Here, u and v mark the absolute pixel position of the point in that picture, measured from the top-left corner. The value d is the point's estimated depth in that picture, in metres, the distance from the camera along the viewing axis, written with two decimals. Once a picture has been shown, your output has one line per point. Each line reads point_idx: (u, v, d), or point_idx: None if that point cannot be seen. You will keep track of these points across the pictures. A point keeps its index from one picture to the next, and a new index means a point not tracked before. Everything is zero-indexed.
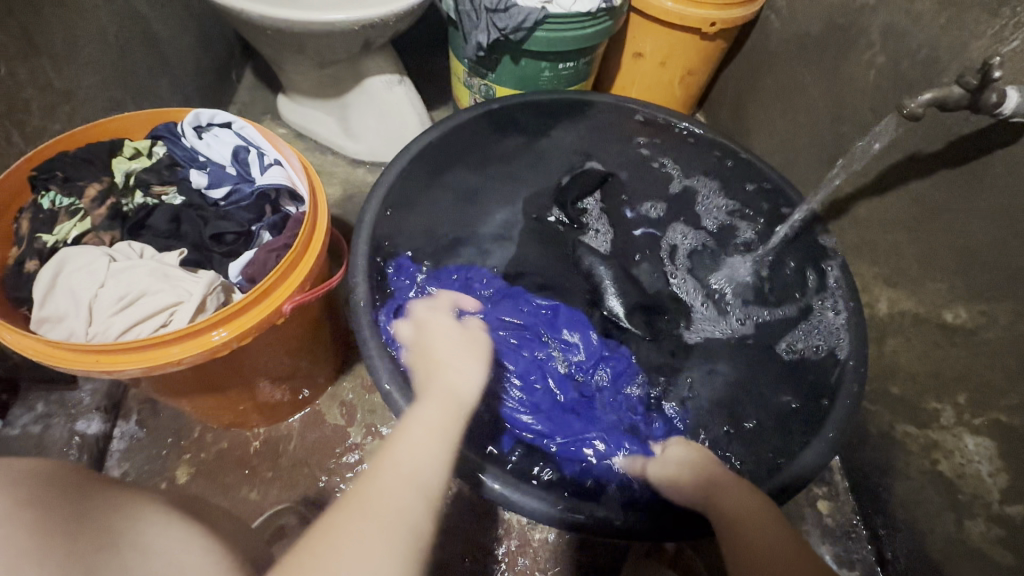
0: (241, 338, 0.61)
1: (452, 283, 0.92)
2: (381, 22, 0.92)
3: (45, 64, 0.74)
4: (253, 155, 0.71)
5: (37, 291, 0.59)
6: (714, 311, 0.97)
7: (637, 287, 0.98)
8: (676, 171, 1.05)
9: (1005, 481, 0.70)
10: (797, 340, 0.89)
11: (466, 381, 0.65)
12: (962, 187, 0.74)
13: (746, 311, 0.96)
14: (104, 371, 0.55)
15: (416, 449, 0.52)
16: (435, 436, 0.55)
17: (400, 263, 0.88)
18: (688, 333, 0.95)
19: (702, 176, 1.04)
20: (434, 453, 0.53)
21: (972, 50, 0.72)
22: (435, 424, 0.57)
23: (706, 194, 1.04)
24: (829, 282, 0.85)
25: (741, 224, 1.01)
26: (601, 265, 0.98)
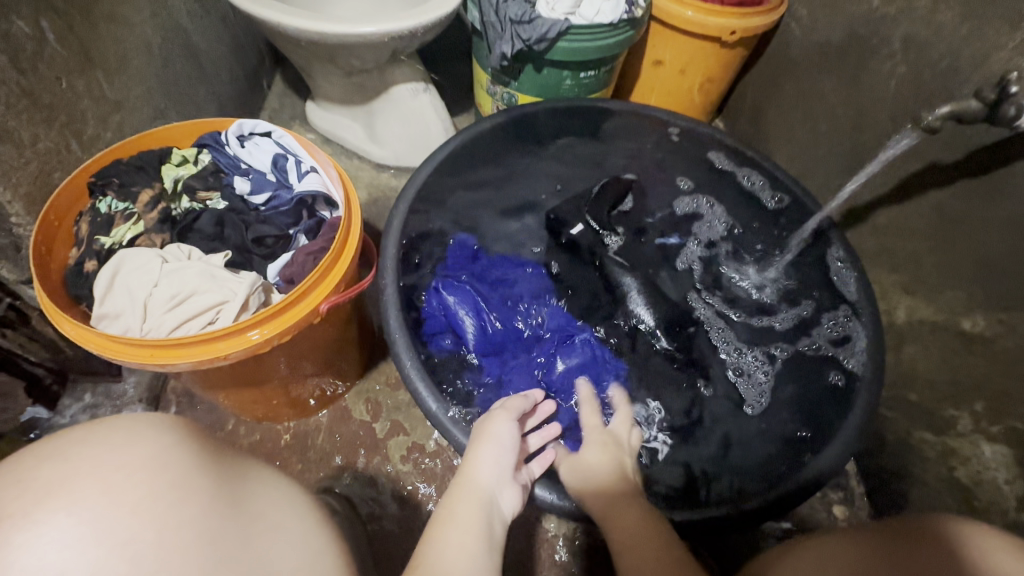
0: (281, 336, 0.64)
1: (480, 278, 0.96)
2: (410, 33, 0.96)
3: (99, 76, 0.80)
4: (291, 163, 0.75)
5: (97, 289, 0.63)
6: (743, 336, 0.95)
7: (665, 300, 0.97)
8: (721, 159, 1.03)
9: (1021, 489, 0.71)
10: (808, 344, 0.92)
11: (491, 470, 0.60)
12: (981, 196, 0.75)
13: (772, 330, 0.95)
14: (157, 365, 0.59)
15: (468, 560, 0.50)
16: (475, 544, 0.52)
17: (457, 242, 0.98)
18: (747, 406, 0.88)
19: (744, 168, 1.01)
20: (473, 561, 0.50)
21: (992, 62, 0.73)
22: (473, 529, 0.53)
23: (753, 182, 1.01)
24: (833, 265, 0.91)
25: (773, 197, 0.99)
26: (627, 276, 0.97)
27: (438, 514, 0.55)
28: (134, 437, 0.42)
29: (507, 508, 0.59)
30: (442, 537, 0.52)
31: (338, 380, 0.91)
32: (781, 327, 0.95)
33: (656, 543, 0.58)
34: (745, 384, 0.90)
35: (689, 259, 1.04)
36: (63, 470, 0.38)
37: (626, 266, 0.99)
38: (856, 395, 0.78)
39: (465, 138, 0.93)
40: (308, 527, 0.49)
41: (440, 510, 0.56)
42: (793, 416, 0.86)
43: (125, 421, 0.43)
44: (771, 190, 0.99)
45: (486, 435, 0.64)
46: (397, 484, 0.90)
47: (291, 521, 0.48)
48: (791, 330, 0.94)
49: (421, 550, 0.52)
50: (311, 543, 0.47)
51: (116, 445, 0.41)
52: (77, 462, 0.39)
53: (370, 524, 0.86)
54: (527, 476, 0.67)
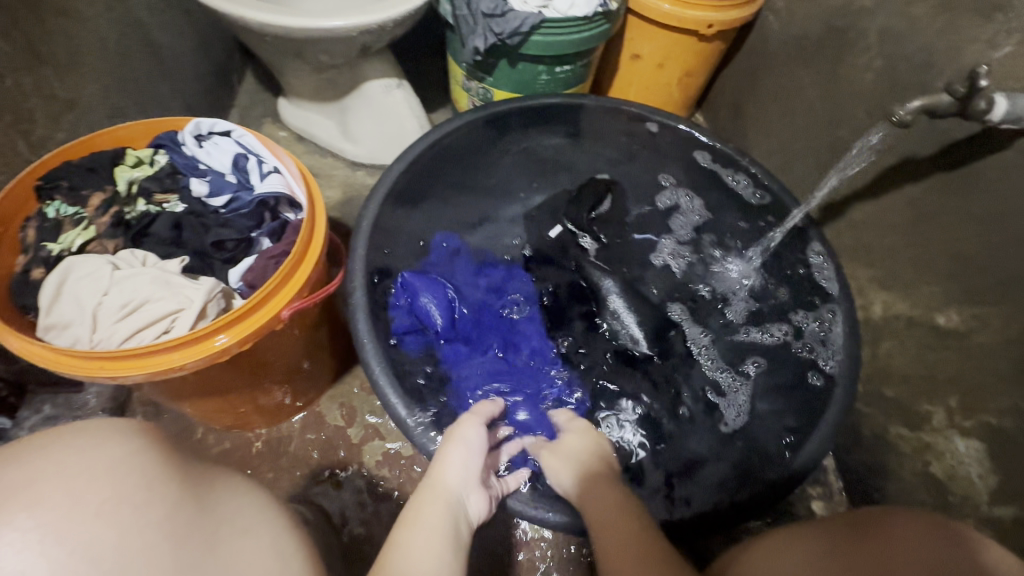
0: (242, 343, 0.62)
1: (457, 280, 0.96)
2: (380, 27, 0.93)
3: (48, 73, 0.76)
4: (252, 163, 0.72)
5: (44, 299, 0.60)
6: (721, 334, 0.95)
7: (643, 302, 0.97)
8: (705, 154, 0.99)
9: (994, 483, 0.72)
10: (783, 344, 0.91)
11: (459, 472, 0.62)
12: (955, 191, 0.75)
13: (751, 329, 0.95)
14: (108, 377, 0.57)
15: (433, 560, 0.52)
16: (441, 543, 0.54)
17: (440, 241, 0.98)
18: (723, 423, 0.86)
19: (727, 161, 0.97)
20: (437, 561, 0.52)
21: (966, 55, 0.73)
22: (439, 529, 0.56)
23: (733, 176, 0.98)
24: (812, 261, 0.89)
25: (755, 190, 0.96)
26: (605, 278, 0.98)
27: (404, 517, 0.57)
28: (84, 454, 0.39)
29: (473, 511, 0.61)
30: (407, 540, 0.54)
31: (310, 386, 0.89)
32: (756, 327, 0.95)
33: (629, 516, 0.60)
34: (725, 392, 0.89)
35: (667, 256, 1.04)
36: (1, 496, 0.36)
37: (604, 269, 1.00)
38: (832, 401, 0.77)
39: (438, 135, 0.90)
40: (275, 533, 0.47)
41: (406, 512, 0.58)
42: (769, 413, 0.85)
43: (84, 429, 0.41)
44: (754, 185, 0.95)
45: (455, 437, 0.66)
46: (372, 491, 0.88)
47: (261, 526, 0.47)
48: (768, 330, 0.94)
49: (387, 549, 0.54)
50: (278, 549, 0.46)
51: (57, 465, 0.38)
52: (11, 486, 0.36)
53: (344, 533, 0.85)
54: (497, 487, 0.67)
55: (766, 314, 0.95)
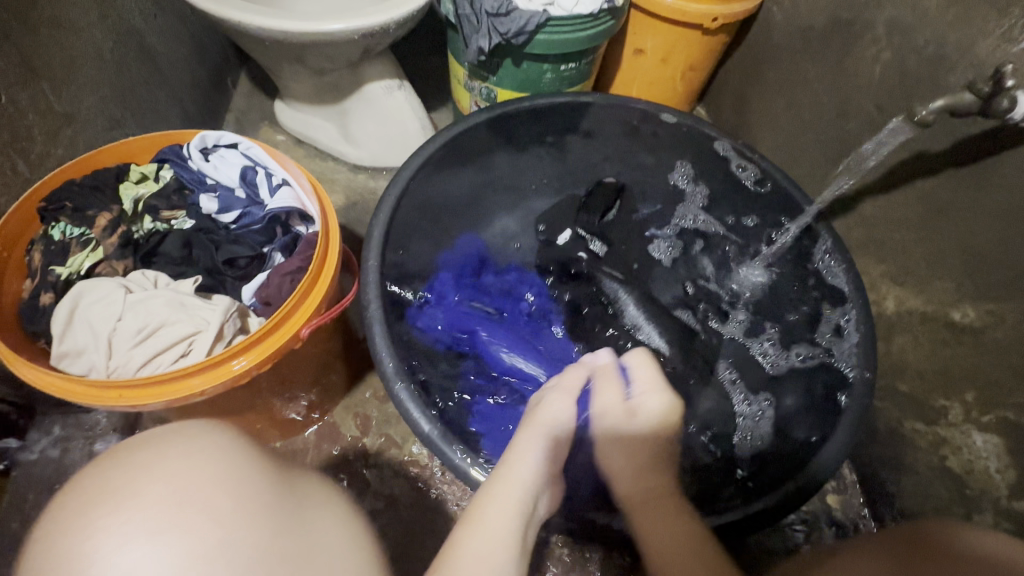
0: (262, 365, 0.60)
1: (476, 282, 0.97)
2: (381, 29, 0.91)
3: (44, 88, 0.74)
4: (261, 176, 0.70)
5: (56, 326, 0.59)
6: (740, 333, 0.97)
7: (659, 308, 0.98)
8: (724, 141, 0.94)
9: (1012, 477, 0.73)
10: (800, 351, 0.91)
11: (532, 469, 0.56)
12: (969, 186, 0.75)
13: (765, 332, 0.96)
14: (127, 405, 0.56)
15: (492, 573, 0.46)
16: (501, 547, 0.49)
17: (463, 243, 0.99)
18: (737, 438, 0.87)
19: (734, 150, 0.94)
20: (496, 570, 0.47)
21: (979, 48, 0.72)
22: (501, 534, 0.50)
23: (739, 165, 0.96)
24: (823, 257, 0.88)
25: (750, 177, 0.95)
26: (620, 288, 0.98)
27: (466, 515, 0.52)
28: (192, 442, 0.43)
29: (541, 509, 0.56)
30: (467, 541, 0.49)
31: (323, 398, 0.88)
32: (767, 329, 0.96)
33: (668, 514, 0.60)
34: (745, 403, 0.91)
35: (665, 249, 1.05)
36: (125, 477, 0.40)
37: (619, 279, 0.99)
38: (844, 410, 0.76)
39: (434, 146, 0.88)
40: (345, 513, 0.49)
41: (470, 511, 0.52)
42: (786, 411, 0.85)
43: (189, 427, 0.46)
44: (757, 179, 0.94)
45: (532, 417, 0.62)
46: (392, 501, 0.87)
47: (336, 504, 0.49)
48: (784, 334, 0.94)
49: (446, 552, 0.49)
50: (350, 523, 0.48)
51: (173, 451, 0.42)
52: (132, 469, 0.40)
53: None
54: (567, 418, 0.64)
55: (777, 314, 0.96)
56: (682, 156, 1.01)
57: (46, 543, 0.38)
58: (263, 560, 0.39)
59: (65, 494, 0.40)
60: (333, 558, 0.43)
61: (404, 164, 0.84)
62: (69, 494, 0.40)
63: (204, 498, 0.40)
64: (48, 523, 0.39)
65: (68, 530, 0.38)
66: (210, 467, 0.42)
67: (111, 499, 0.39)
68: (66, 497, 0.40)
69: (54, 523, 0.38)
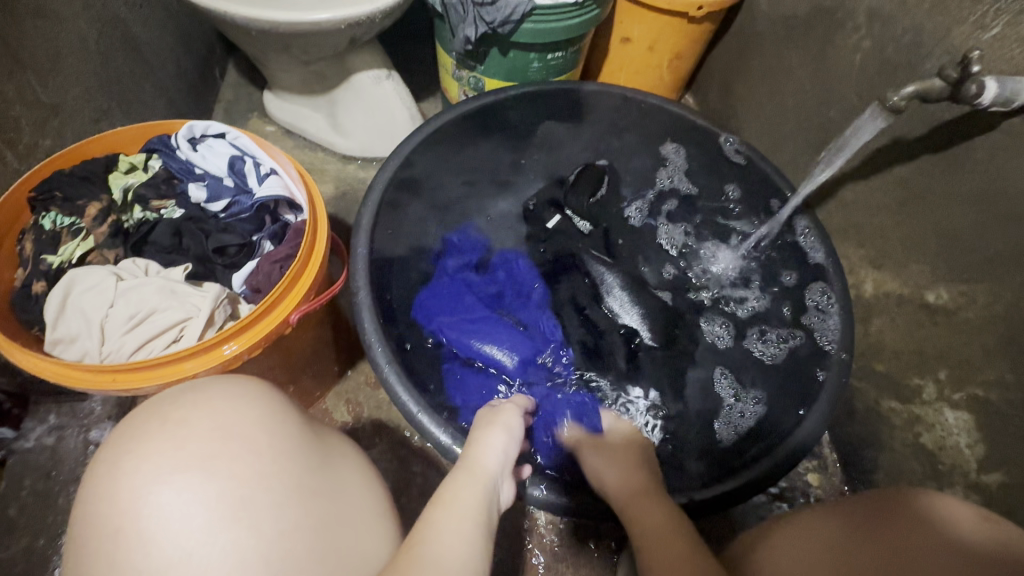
0: (252, 350, 0.62)
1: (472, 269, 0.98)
2: (367, 19, 0.91)
3: (30, 79, 0.74)
4: (249, 165, 0.71)
5: (48, 313, 0.61)
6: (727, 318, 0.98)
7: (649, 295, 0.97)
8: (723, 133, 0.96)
9: (981, 452, 0.76)
10: (772, 336, 0.94)
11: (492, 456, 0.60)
12: (943, 171, 0.77)
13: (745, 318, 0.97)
14: (121, 389, 0.57)
15: (458, 537, 0.49)
16: (467, 518, 0.51)
17: (463, 232, 1.01)
18: (722, 422, 0.88)
19: (724, 135, 0.96)
20: (463, 537, 0.49)
21: (954, 36, 0.74)
22: (467, 506, 0.53)
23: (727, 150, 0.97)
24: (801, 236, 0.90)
25: (736, 159, 0.96)
26: (609, 273, 0.98)
27: (436, 496, 0.54)
28: (234, 389, 0.51)
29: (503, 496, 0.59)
30: (438, 517, 0.51)
31: (315, 383, 0.89)
32: (746, 314, 0.97)
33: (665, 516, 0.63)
34: (734, 400, 0.90)
35: (636, 210, 1.08)
36: (180, 412, 0.48)
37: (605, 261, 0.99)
38: (823, 388, 0.79)
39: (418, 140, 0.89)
40: (365, 472, 0.56)
41: (440, 492, 0.55)
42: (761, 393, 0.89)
43: (236, 378, 0.54)
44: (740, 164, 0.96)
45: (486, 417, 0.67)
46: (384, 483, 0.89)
47: (357, 457, 0.57)
48: (768, 320, 0.95)
49: (418, 523, 0.51)
50: (368, 480, 0.55)
51: (218, 395, 0.50)
52: (186, 407, 0.49)
53: None
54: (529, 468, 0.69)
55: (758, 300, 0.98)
56: (671, 138, 1.02)
57: (115, 459, 0.46)
58: (292, 489, 0.47)
59: (132, 422, 0.48)
60: (349, 498, 0.50)
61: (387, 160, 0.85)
62: (134, 422, 0.48)
63: (246, 434, 0.48)
64: (118, 446, 0.47)
65: (135, 449, 0.46)
66: (249, 409, 0.50)
67: (169, 428, 0.47)
68: (132, 424, 0.48)
69: (123, 441, 0.47)
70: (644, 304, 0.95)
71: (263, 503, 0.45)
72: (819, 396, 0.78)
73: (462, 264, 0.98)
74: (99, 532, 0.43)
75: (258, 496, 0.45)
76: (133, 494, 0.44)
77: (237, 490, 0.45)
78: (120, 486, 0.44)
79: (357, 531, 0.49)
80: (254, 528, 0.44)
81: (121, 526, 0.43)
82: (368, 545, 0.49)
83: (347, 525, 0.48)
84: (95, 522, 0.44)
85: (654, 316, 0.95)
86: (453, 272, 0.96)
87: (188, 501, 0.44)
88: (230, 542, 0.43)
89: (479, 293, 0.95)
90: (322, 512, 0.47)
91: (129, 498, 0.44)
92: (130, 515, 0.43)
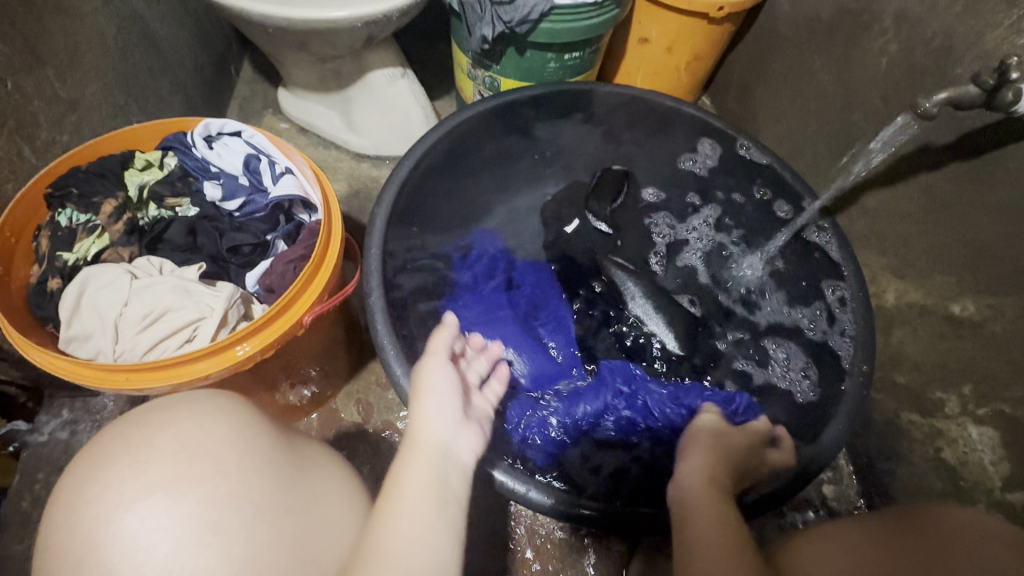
0: (265, 351, 0.61)
1: (487, 270, 0.98)
2: (384, 17, 0.90)
3: (49, 74, 0.74)
4: (265, 164, 0.70)
5: (63, 311, 0.61)
6: (744, 326, 0.96)
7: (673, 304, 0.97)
8: (744, 139, 0.93)
9: (1006, 470, 0.74)
10: (800, 364, 0.90)
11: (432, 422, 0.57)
12: (972, 180, 0.74)
13: (773, 339, 0.94)
14: (134, 389, 0.57)
15: (417, 532, 0.48)
16: (425, 506, 0.50)
17: (479, 235, 1.01)
18: None
19: (744, 138, 0.93)
20: (428, 526, 0.49)
21: (987, 41, 0.71)
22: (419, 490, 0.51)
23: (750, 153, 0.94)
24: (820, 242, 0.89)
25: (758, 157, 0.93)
26: (629, 279, 0.97)
27: (386, 486, 0.52)
28: (198, 404, 0.49)
29: (465, 456, 0.57)
30: (392, 510, 0.49)
31: (327, 383, 0.89)
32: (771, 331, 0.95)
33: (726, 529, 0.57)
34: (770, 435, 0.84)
35: (654, 193, 1.07)
36: (142, 434, 0.46)
37: (628, 268, 0.99)
38: (843, 398, 0.77)
39: (427, 146, 0.87)
40: (342, 482, 0.55)
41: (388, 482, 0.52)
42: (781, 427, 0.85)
43: (197, 391, 0.52)
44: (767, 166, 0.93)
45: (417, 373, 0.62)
46: None
47: (333, 466, 0.56)
48: (798, 342, 0.91)
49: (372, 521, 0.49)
50: (345, 491, 0.54)
51: (184, 412, 0.48)
52: (147, 428, 0.46)
53: None
54: (483, 409, 0.64)
55: (783, 313, 0.95)
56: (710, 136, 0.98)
57: (76, 488, 0.44)
58: (265, 506, 0.46)
59: (96, 446, 0.46)
60: (324, 513, 0.49)
61: (390, 176, 0.83)
62: (95, 446, 0.46)
63: (213, 454, 0.46)
64: (75, 476, 0.45)
65: (96, 476, 0.44)
66: (216, 426, 0.47)
67: (130, 451, 0.45)
68: (94, 449, 0.46)
69: (84, 468, 0.44)
70: (666, 316, 0.94)
71: (234, 524, 0.44)
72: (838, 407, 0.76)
73: (476, 266, 0.97)
74: (63, 560, 0.42)
75: (230, 518, 0.44)
76: (97, 522, 0.42)
77: (207, 512, 0.43)
78: (82, 514, 0.42)
79: (335, 546, 0.48)
80: (224, 551, 0.43)
81: (85, 554, 0.41)
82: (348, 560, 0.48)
83: (324, 539, 0.48)
84: (60, 552, 0.42)
85: (676, 328, 0.94)
86: (470, 273, 0.96)
87: (154, 527, 0.42)
88: (202, 566, 0.42)
89: (496, 294, 0.96)
90: (296, 530, 0.46)
91: (92, 528, 0.42)
92: (94, 543, 0.41)
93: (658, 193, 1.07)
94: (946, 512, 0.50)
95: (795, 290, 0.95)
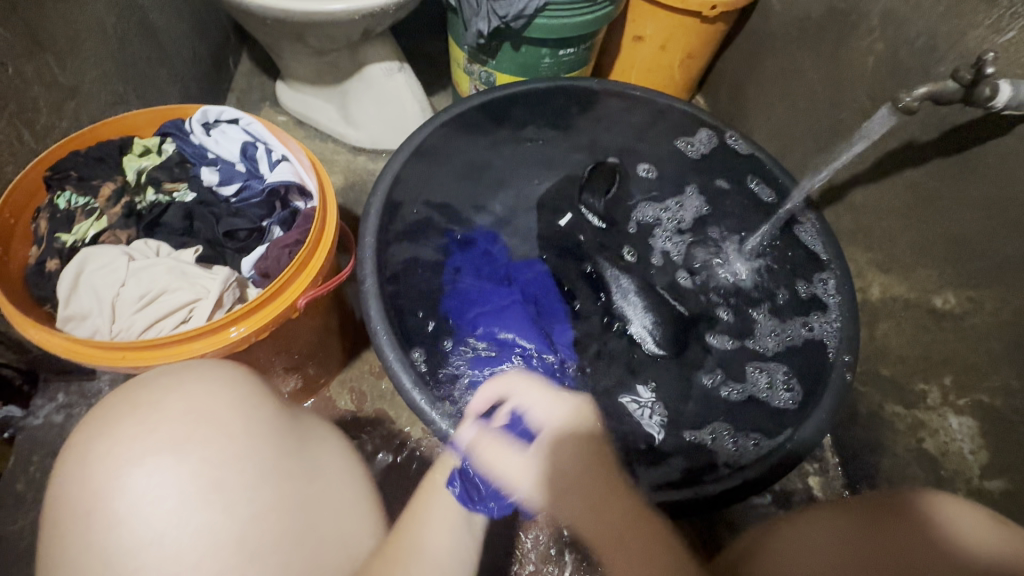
0: (259, 332, 0.63)
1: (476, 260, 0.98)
2: (382, 11, 0.92)
3: (49, 60, 0.75)
4: (262, 151, 0.72)
5: (61, 290, 0.62)
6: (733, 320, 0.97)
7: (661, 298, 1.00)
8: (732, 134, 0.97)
9: (984, 459, 0.76)
10: (778, 377, 0.89)
11: None
12: (954, 175, 0.76)
13: (758, 361, 0.92)
14: (131, 366, 0.58)
15: None
16: None
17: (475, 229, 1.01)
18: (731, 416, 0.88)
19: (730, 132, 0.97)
20: None
21: (968, 40, 0.73)
22: None
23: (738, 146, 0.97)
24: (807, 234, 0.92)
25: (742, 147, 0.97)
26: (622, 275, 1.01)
27: None
28: (204, 372, 0.50)
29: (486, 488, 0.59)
30: None
31: (320, 371, 0.90)
32: (763, 332, 0.95)
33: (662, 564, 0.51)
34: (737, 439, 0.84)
35: (647, 169, 1.07)
36: (152, 396, 0.47)
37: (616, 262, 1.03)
38: (828, 384, 0.78)
39: (422, 137, 0.89)
40: (347, 457, 0.55)
41: None
42: (753, 425, 0.86)
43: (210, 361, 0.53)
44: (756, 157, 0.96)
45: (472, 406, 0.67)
46: (384, 470, 0.90)
47: (334, 437, 0.57)
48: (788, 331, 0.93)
49: None
50: (349, 465, 0.55)
51: (190, 378, 0.49)
52: (157, 391, 0.48)
53: None
54: None
55: (772, 316, 0.95)
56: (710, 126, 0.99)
57: (85, 444, 0.45)
58: (267, 471, 0.46)
59: (106, 407, 0.47)
60: (327, 480, 0.50)
61: (377, 181, 0.83)
62: (105, 407, 0.47)
63: (218, 417, 0.47)
64: (83, 433, 0.46)
65: (106, 434, 0.45)
66: (222, 393, 0.49)
67: (139, 411, 0.46)
68: (104, 409, 0.47)
69: (95, 425, 0.46)
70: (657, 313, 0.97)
71: (237, 485, 0.45)
72: (821, 399, 0.78)
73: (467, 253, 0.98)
74: (70, 514, 0.43)
75: (232, 480, 0.45)
76: (104, 478, 0.43)
77: (210, 472, 0.44)
78: (88, 470, 0.44)
79: (334, 515, 0.49)
80: (229, 511, 0.44)
81: (92, 509, 0.43)
82: (346, 529, 0.49)
83: (324, 507, 0.48)
84: (66, 506, 0.43)
85: (665, 325, 0.96)
86: (460, 262, 0.96)
87: (160, 484, 0.43)
88: (204, 526, 0.43)
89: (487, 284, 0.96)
90: (299, 496, 0.47)
91: (98, 484, 0.43)
92: (101, 498, 0.43)
93: (653, 171, 1.07)
94: (936, 505, 0.49)
95: (783, 294, 0.95)
